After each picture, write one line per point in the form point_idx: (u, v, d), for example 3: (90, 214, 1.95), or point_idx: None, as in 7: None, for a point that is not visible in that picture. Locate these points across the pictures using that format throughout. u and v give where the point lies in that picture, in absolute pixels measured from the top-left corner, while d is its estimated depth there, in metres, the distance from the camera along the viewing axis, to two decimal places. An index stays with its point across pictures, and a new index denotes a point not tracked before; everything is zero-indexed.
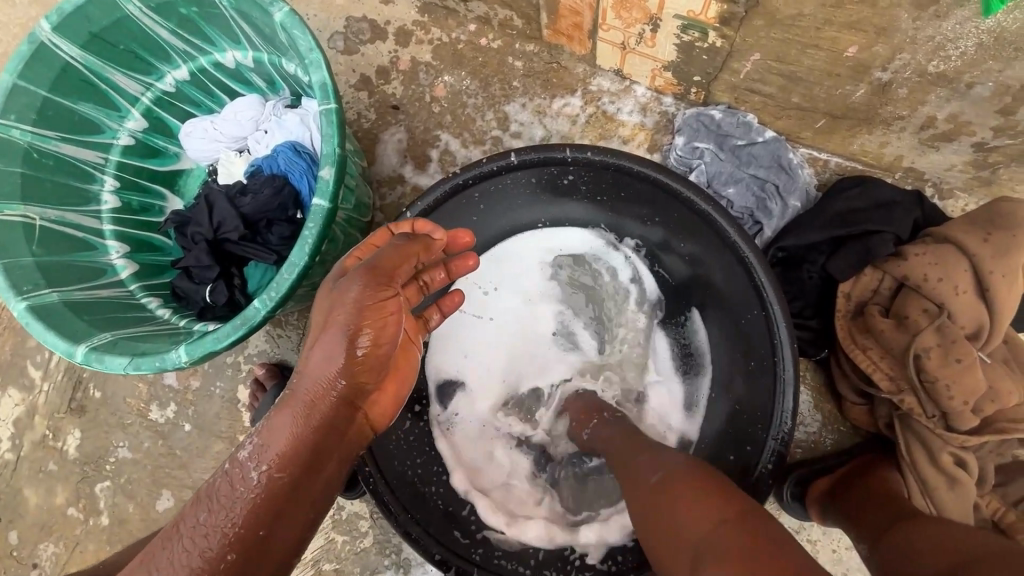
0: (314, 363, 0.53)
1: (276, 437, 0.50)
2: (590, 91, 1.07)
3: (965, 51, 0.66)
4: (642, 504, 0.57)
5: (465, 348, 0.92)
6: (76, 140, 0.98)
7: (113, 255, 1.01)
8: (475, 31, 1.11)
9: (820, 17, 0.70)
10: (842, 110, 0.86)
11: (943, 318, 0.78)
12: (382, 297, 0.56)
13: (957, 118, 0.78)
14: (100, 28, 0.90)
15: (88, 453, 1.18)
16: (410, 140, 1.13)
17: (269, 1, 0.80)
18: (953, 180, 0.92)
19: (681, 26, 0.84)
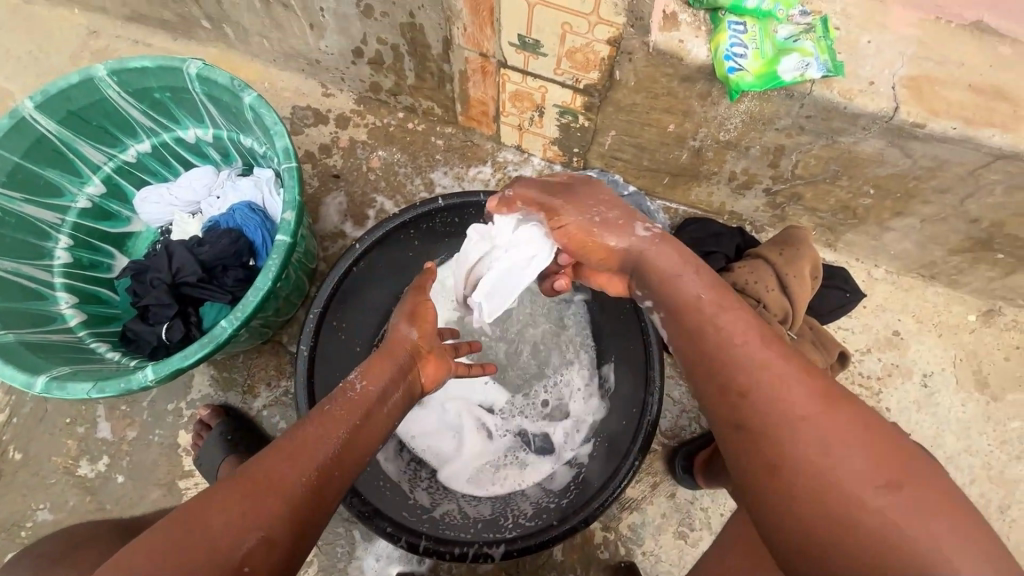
0: (397, 334, 0.87)
1: (374, 369, 0.79)
2: (497, 161, 1.36)
3: (736, 126, 1.01)
4: (782, 406, 0.60)
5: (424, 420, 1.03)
6: (38, 202, 1.08)
7: (62, 305, 1.08)
8: (403, 117, 1.38)
9: (646, 105, 1.04)
10: (677, 169, 1.20)
11: (761, 309, 1.07)
12: (423, 298, 0.93)
13: (748, 171, 1.14)
14: (79, 107, 1.05)
15: (1, 521, 1.13)
16: (349, 202, 1.34)
17: (240, 88, 1.01)
18: (761, 219, 1.28)
19: (559, 112, 1.16)
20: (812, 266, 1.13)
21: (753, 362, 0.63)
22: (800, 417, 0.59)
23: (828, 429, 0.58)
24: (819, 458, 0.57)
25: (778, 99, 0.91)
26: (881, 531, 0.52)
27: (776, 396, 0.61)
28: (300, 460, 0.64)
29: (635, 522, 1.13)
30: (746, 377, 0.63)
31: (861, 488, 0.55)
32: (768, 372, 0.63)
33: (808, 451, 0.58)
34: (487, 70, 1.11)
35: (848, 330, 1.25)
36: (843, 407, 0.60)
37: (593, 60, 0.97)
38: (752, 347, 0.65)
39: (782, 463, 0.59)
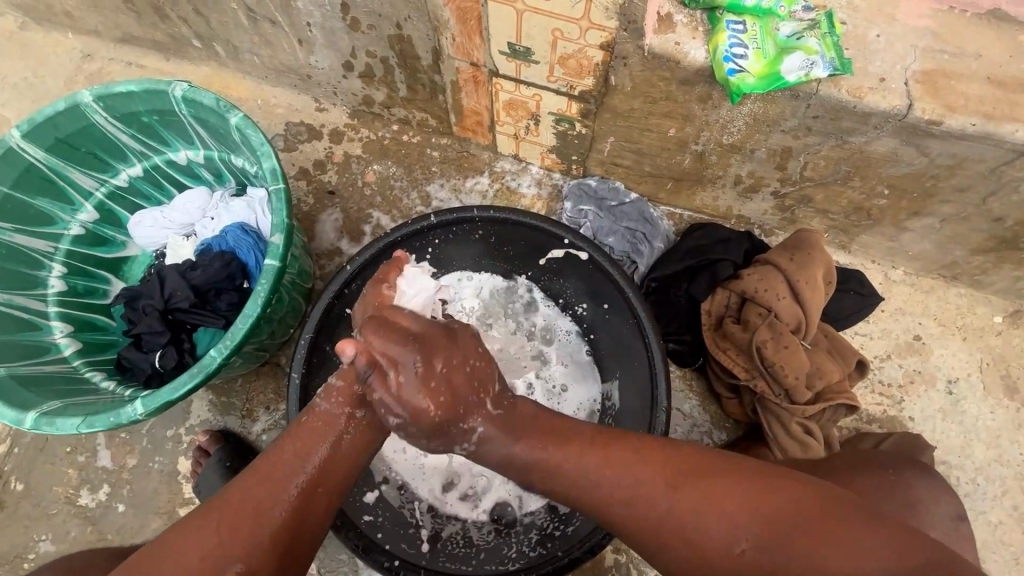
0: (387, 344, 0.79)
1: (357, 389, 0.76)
2: (495, 172, 1.32)
3: (739, 129, 0.96)
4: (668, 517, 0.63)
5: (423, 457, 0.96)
6: (30, 231, 1.07)
7: (57, 334, 1.07)
8: (398, 130, 1.35)
9: (645, 110, 1.00)
10: (680, 174, 1.15)
11: (772, 318, 1.03)
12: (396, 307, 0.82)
13: (754, 174, 1.09)
14: (66, 134, 1.04)
15: (4, 553, 1.13)
16: (345, 219, 1.31)
17: (226, 109, 0.99)
18: (770, 222, 1.23)
19: (555, 119, 1.12)
20: (825, 271, 1.08)
21: (617, 479, 0.65)
22: (682, 511, 0.61)
23: (710, 502, 0.61)
24: (716, 536, 0.60)
25: (783, 100, 0.86)
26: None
27: (657, 504, 0.63)
28: (263, 492, 0.64)
29: None
30: (613, 490, 0.65)
31: (761, 552, 0.57)
32: (637, 481, 0.65)
33: (705, 535, 0.60)
34: (479, 79, 1.08)
35: (866, 336, 1.19)
36: (712, 471, 0.63)
37: (587, 66, 0.93)
38: (587, 462, 0.67)
39: (698, 558, 0.60)
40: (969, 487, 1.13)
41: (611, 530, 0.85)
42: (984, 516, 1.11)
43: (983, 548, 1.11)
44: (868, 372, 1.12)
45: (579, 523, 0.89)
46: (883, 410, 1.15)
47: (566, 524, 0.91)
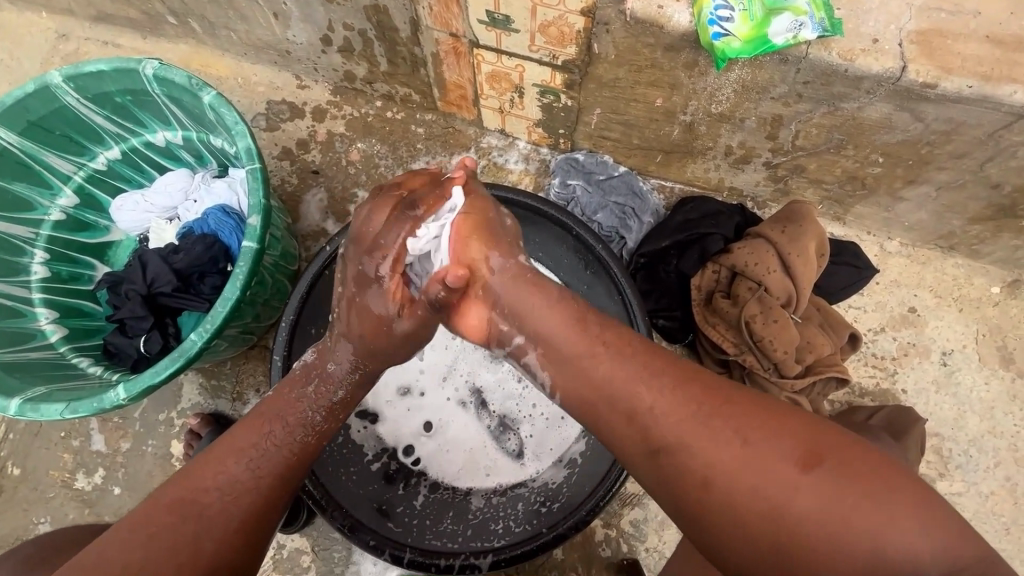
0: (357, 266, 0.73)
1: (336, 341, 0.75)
2: (482, 148, 1.29)
3: (728, 97, 0.93)
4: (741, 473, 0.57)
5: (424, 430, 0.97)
6: (8, 217, 1.05)
7: (42, 321, 1.07)
8: (381, 106, 1.32)
9: (630, 79, 0.97)
10: (669, 146, 1.12)
11: (761, 292, 1.01)
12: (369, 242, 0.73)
13: (745, 145, 1.06)
14: (38, 116, 1.01)
15: (4, 535, 1.15)
16: (330, 199, 1.29)
17: (198, 87, 0.96)
18: (762, 194, 1.20)
19: (539, 91, 1.09)
20: (818, 243, 1.06)
21: (670, 399, 0.61)
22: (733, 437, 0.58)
23: (772, 426, 0.58)
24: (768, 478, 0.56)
25: (771, 65, 0.83)
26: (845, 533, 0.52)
27: (715, 425, 0.59)
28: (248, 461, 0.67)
29: (637, 518, 1.10)
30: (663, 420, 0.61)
31: (818, 499, 0.54)
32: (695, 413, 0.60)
33: (761, 467, 0.56)
34: (460, 50, 1.04)
35: (859, 309, 1.17)
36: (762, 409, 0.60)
37: (569, 33, 0.90)
38: (634, 383, 0.63)
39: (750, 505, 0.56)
40: (961, 458, 1.12)
41: (597, 507, 0.86)
42: (976, 487, 1.11)
43: (974, 519, 1.10)
44: (861, 345, 1.11)
45: (566, 500, 0.89)
46: (876, 383, 1.14)
47: (553, 501, 0.91)
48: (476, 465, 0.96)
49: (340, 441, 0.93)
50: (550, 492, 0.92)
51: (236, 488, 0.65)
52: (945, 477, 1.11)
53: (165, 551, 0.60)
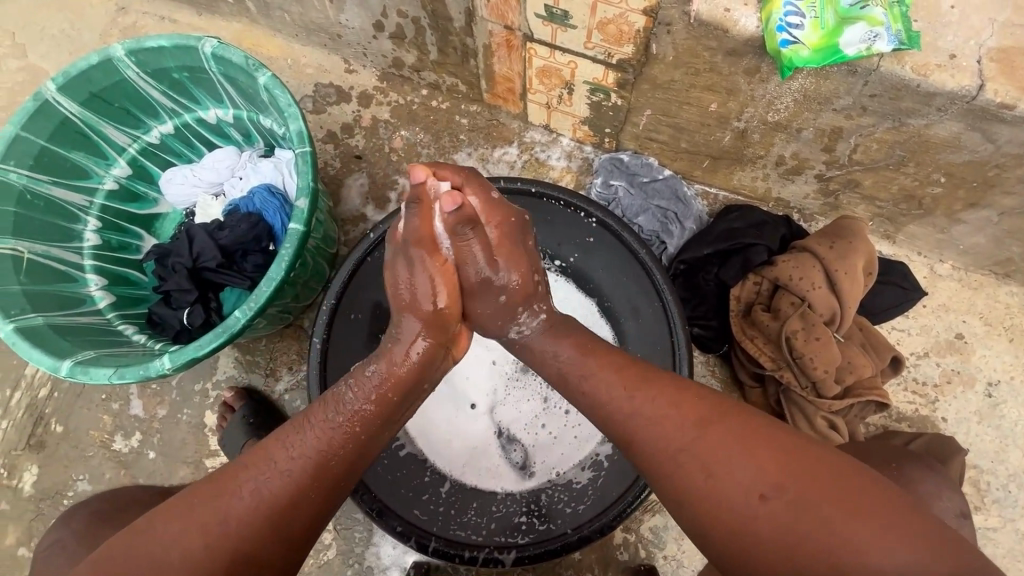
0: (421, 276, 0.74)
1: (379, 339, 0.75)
2: (524, 142, 1.28)
3: (787, 106, 0.91)
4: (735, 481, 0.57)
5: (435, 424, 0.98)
6: (66, 184, 1.09)
7: (92, 287, 1.10)
8: (427, 95, 1.32)
9: (686, 82, 0.94)
10: (718, 152, 1.10)
11: (804, 307, 0.99)
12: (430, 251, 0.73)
13: (798, 156, 1.03)
14: (100, 88, 1.04)
15: (45, 489, 1.20)
16: (371, 184, 1.30)
17: (255, 67, 0.97)
18: (810, 207, 1.17)
19: (589, 89, 1.07)
20: (866, 261, 1.03)
21: (658, 423, 0.62)
22: (735, 457, 0.57)
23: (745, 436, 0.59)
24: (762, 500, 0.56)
25: (838, 76, 0.80)
26: (835, 559, 0.51)
27: (692, 443, 0.60)
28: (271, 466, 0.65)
29: (657, 525, 1.09)
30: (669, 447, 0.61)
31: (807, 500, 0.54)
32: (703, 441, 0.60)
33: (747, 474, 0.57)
34: (513, 44, 1.04)
35: (903, 331, 1.14)
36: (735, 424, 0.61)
37: (627, 32, 0.88)
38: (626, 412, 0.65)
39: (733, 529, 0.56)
40: (999, 493, 1.09)
41: (624, 512, 0.86)
42: (1012, 523, 1.08)
43: (1008, 556, 1.07)
44: (903, 369, 1.08)
45: (592, 502, 0.89)
46: (915, 409, 1.11)
47: (578, 503, 0.91)
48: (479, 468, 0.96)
49: None
50: (576, 494, 0.92)
51: (270, 480, 0.63)
52: (980, 511, 1.08)
53: (192, 534, 0.60)
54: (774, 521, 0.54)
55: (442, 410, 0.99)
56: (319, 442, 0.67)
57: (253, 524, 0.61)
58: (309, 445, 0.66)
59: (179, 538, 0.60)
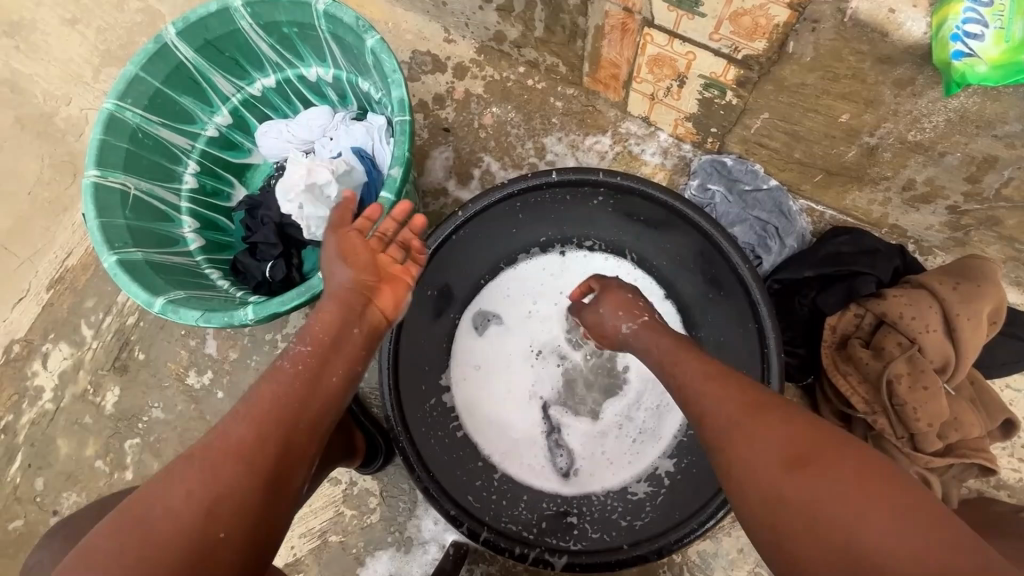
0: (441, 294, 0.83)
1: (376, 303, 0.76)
2: (619, 133, 1.22)
3: (936, 125, 0.80)
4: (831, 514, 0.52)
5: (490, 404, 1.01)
6: (173, 127, 1.13)
7: (186, 229, 1.15)
8: (524, 73, 1.28)
9: (819, 87, 0.85)
10: (837, 167, 1.00)
11: (914, 351, 0.90)
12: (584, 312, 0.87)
13: (932, 182, 0.92)
14: (214, 37, 1.06)
15: (124, 410, 1.28)
16: (456, 159, 1.28)
17: (364, 29, 0.96)
18: (931, 239, 1.05)
19: (703, 84, 1.00)
20: (993, 309, 0.92)
21: (753, 448, 0.59)
22: (842, 489, 0.53)
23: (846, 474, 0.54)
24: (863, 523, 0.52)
25: (1013, 98, 0.70)
26: None
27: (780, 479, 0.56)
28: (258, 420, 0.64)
29: (706, 550, 1.05)
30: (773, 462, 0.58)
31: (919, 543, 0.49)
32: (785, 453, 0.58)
33: (851, 515, 0.51)
34: (629, 27, 0.97)
35: (1018, 391, 1.02)
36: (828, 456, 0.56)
37: (764, 26, 0.80)
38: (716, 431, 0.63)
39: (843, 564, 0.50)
40: None
41: (687, 537, 0.81)
42: None
43: None
44: (1015, 433, 0.97)
45: (649, 522, 0.89)
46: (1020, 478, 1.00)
47: (635, 519, 0.91)
48: (530, 453, 0.98)
49: (431, 406, 0.97)
50: (633, 509, 0.92)
51: (245, 432, 0.63)
52: None
53: (188, 490, 0.59)
54: (890, 557, 0.49)
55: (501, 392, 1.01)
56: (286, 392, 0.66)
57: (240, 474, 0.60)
58: (268, 394, 0.66)
59: (173, 500, 0.58)
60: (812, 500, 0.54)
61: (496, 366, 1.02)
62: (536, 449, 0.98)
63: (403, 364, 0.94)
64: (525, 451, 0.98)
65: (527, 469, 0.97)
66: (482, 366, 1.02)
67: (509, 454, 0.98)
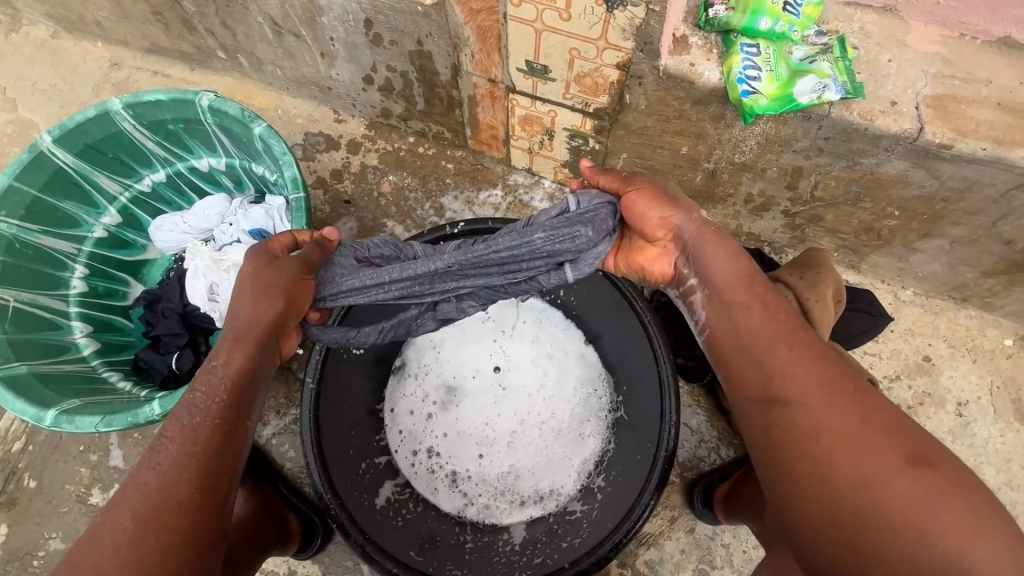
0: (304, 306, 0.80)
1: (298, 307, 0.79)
2: (508, 185, 1.35)
3: (751, 148, 0.98)
4: (835, 424, 0.61)
5: (432, 444, 1.07)
6: (55, 233, 1.10)
7: (77, 334, 1.10)
8: (414, 142, 1.38)
9: (658, 127, 1.02)
10: (691, 191, 1.17)
11: None
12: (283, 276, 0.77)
13: (765, 194, 1.10)
14: (95, 140, 1.07)
15: (14, 550, 1.14)
16: (360, 228, 1.34)
17: (250, 119, 1.01)
18: (780, 240, 1.24)
19: (569, 135, 1.13)
20: (835, 290, 1.08)
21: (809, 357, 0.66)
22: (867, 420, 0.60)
23: (878, 419, 0.60)
24: (884, 492, 0.56)
25: (795, 121, 0.88)
26: (832, 470, 0.59)
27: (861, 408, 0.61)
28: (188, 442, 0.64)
29: (652, 558, 1.11)
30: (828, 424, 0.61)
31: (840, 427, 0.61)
32: (797, 352, 0.67)
33: (864, 437, 0.59)
34: (496, 95, 1.10)
35: (875, 356, 1.19)
36: (871, 417, 0.60)
37: (603, 84, 0.95)
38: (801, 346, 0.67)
39: (812, 434, 0.62)
40: None
41: (617, 542, 0.90)
42: None
43: None
44: None
45: (586, 536, 0.95)
46: None
47: (574, 536, 0.97)
48: (470, 482, 1.05)
49: (363, 469, 1.00)
50: (572, 528, 0.99)
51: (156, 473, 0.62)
52: None
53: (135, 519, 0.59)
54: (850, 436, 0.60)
55: (435, 430, 1.08)
56: (175, 456, 0.63)
57: (141, 542, 0.58)
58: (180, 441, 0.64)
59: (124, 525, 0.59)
60: (861, 420, 0.60)
61: (427, 406, 1.09)
62: (478, 470, 1.06)
63: (327, 436, 0.96)
64: (478, 483, 1.05)
65: (478, 502, 1.04)
66: (416, 413, 1.08)
67: (462, 492, 1.05)
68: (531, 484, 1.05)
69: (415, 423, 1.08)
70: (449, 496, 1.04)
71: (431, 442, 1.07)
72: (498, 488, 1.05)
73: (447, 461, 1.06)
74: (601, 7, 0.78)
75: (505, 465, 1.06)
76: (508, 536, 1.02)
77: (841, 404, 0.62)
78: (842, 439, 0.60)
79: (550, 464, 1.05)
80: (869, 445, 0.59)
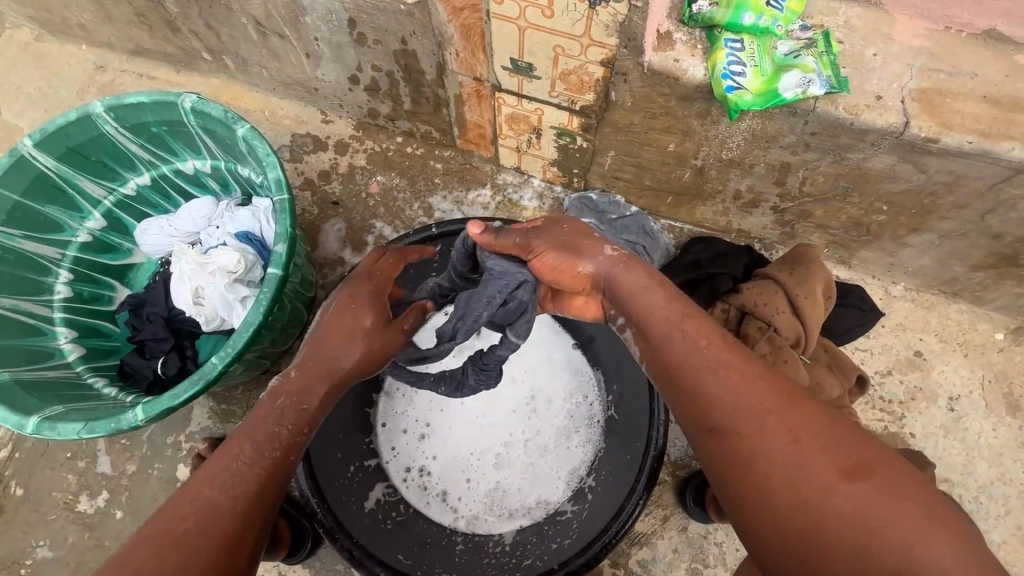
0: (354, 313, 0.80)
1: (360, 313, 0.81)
2: (497, 184, 1.34)
3: (738, 144, 0.98)
4: (776, 442, 0.59)
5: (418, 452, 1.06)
6: (38, 238, 1.09)
7: (61, 340, 1.09)
8: (402, 142, 1.37)
9: (644, 125, 1.01)
10: (680, 188, 1.16)
11: (771, 332, 1.01)
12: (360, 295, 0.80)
13: (753, 190, 1.10)
14: (77, 144, 1.06)
15: (1, 558, 1.13)
16: (348, 229, 1.33)
17: (233, 120, 1.00)
18: (770, 237, 1.24)
19: (556, 133, 1.13)
20: (825, 286, 1.07)
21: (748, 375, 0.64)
22: (808, 438, 0.59)
23: (817, 434, 0.59)
24: (832, 507, 0.54)
25: (781, 117, 0.88)
26: (782, 491, 0.57)
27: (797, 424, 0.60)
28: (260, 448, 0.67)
29: (644, 558, 1.10)
30: (770, 445, 0.59)
31: (783, 449, 0.59)
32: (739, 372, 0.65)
33: (804, 453, 0.58)
34: (482, 94, 1.10)
35: (866, 351, 1.19)
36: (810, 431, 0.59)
37: (588, 82, 0.94)
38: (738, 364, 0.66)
39: (748, 459, 0.60)
40: (973, 505, 1.12)
41: (607, 545, 0.90)
42: (987, 534, 1.11)
43: None
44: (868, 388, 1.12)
45: (575, 538, 0.95)
46: (884, 426, 1.16)
47: (564, 538, 0.97)
48: (459, 490, 1.04)
49: (351, 473, 0.99)
50: (563, 529, 0.98)
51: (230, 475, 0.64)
52: None
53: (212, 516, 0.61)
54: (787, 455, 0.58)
55: (421, 437, 1.06)
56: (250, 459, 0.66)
57: (186, 559, 0.57)
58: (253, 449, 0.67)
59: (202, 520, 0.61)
60: (801, 436, 0.59)
61: (415, 411, 1.07)
62: (468, 484, 1.04)
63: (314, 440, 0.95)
64: (465, 494, 1.04)
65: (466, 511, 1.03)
66: (404, 417, 1.07)
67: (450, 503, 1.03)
68: (522, 487, 1.04)
69: (403, 428, 1.07)
70: (438, 503, 1.03)
71: (419, 446, 1.06)
72: (486, 497, 1.03)
73: (432, 471, 1.05)
74: (584, 3, 0.78)
75: (491, 480, 1.04)
76: (499, 537, 1.01)
77: (781, 423, 0.60)
78: (783, 459, 0.58)
79: (541, 469, 1.05)
80: (808, 462, 0.57)
